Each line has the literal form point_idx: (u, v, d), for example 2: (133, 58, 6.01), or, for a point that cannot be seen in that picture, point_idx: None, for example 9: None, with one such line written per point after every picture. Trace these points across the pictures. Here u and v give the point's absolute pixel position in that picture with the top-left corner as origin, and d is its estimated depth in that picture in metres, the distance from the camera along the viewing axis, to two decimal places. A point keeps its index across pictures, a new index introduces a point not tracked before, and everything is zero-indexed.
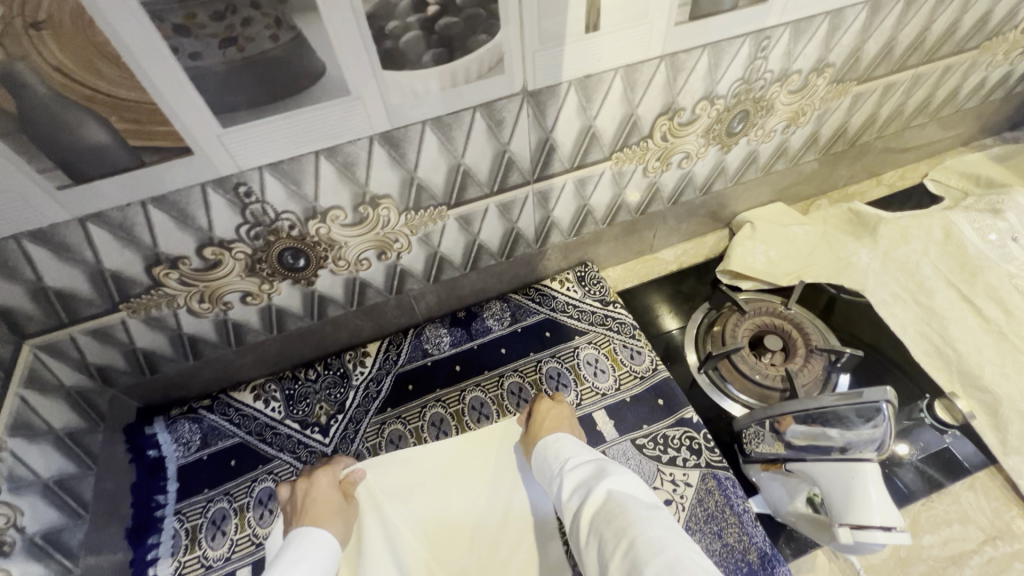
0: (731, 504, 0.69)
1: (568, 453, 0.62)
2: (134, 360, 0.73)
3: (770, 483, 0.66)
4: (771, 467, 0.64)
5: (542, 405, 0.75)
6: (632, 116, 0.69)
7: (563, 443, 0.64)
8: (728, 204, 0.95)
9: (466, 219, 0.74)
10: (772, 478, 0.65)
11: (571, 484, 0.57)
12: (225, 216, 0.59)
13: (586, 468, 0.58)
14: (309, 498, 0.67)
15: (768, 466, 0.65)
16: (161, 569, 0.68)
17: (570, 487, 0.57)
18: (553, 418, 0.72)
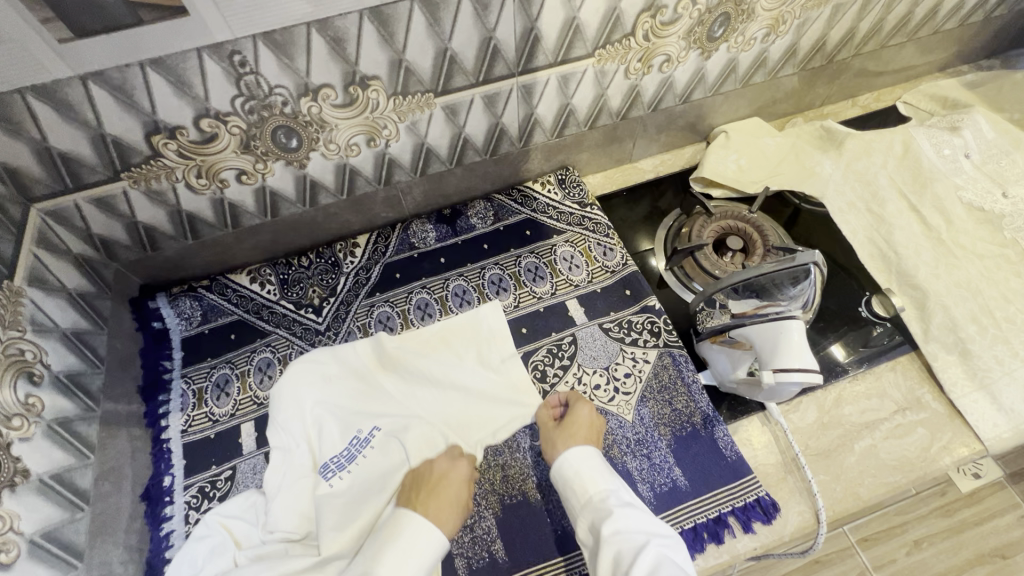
0: (683, 376, 0.78)
1: (609, 486, 0.63)
2: (135, 235, 0.77)
3: (716, 354, 0.74)
4: (717, 338, 0.72)
5: (577, 403, 0.72)
6: (616, 10, 0.72)
7: (606, 476, 0.63)
8: (706, 114, 0.99)
9: (453, 109, 0.77)
10: (717, 348, 0.73)
11: (617, 526, 0.58)
12: (220, 86, 0.62)
13: (638, 517, 0.58)
14: (440, 475, 0.68)
15: (715, 339, 0.73)
16: (172, 421, 0.76)
17: (615, 528, 0.57)
18: (590, 425, 0.69)
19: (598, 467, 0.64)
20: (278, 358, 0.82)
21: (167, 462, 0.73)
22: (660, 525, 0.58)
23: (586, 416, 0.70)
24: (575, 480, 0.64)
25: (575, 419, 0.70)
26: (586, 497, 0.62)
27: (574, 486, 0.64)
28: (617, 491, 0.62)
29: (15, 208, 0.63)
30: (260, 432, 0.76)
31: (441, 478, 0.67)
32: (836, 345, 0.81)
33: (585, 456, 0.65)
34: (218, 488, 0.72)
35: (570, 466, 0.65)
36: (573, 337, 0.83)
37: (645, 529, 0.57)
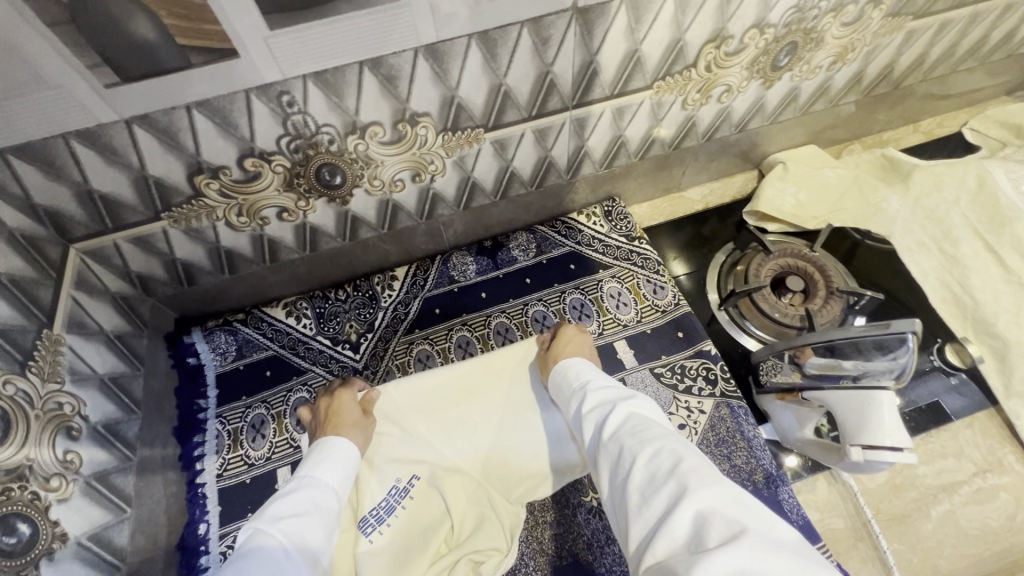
0: (744, 431, 0.73)
1: (588, 376, 0.61)
2: (173, 271, 0.75)
3: (784, 413, 0.69)
4: (785, 397, 0.67)
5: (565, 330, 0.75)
6: (680, 41, 0.67)
7: (587, 373, 0.61)
8: (761, 143, 0.94)
9: (502, 144, 0.73)
10: (786, 407, 0.68)
11: (592, 401, 0.55)
12: (267, 126, 0.59)
13: (608, 392, 0.55)
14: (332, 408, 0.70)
15: (782, 397, 0.68)
16: (207, 464, 0.74)
17: (590, 405, 0.55)
18: (574, 347, 0.71)
19: (582, 366, 0.64)
20: (315, 398, 0.80)
21: (202, 509, 0.71)
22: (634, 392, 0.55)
23: (569, 341, 0.72)
24: (561, 380, 0.64)
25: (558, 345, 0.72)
26: (574, 389, 0.61)
27: (559, 384, 0.64)
28: (592, 379, 0.60)
29: (54, 250, 0.61)
30: None
31: (334, 411, 0.69)
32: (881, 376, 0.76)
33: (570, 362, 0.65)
34: None
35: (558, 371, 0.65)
36: (623, 382, 0.78)
37: (613, 398, 0.54)
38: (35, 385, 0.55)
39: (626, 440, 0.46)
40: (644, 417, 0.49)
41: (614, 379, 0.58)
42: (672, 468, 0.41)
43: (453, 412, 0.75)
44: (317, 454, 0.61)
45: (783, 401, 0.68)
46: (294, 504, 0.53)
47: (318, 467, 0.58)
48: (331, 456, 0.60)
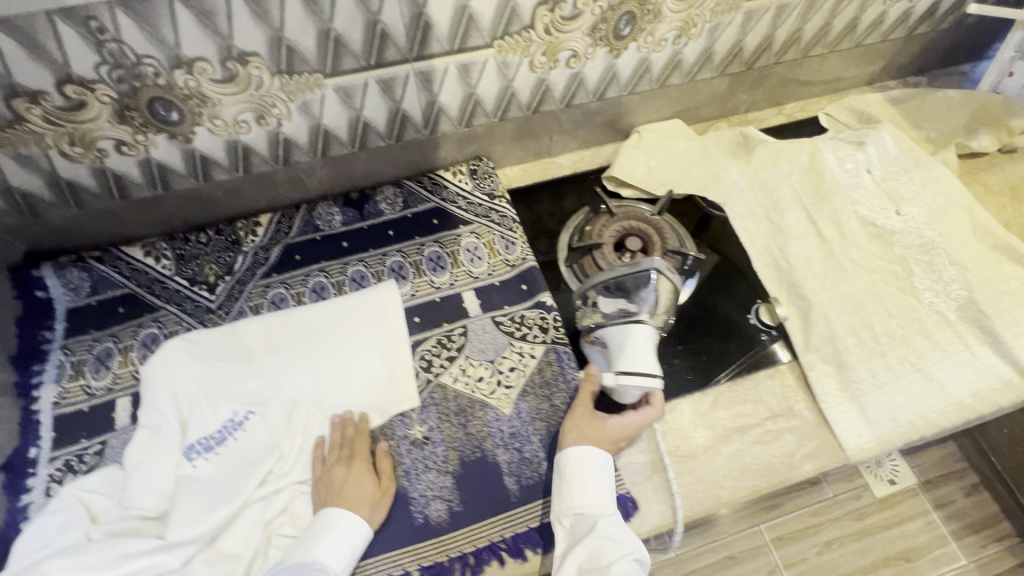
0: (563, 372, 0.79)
1: (602, 501, 0.65)
2: (11, 199, 0.75)
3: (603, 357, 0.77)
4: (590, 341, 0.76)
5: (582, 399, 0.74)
6: (510, 1, 0.71)
7: (604, 481, 0.67)
8: (624, 113, 0.98)
9: (347, 92, 0.76)
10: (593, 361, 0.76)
11: (598, 531, 0.63)
12: (81, 52, 0.60)
13: (605, 522, 0.64)
14: (344, 479, 0.69)
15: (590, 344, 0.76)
16: (45, 392, 0.76)
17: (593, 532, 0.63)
18: (625, 428, 0.72)
19: (604, 476, 0.68)
20: (164, 334, 0.81)
21: (35, 434, 0.73)
22: (612, 509, 0.66)
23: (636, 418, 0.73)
24: (574, 481, 0.67)
25: (615, 420, 0.72)
26: (574, 500, 0.66)
27: (562, 484, 0.68)
28: (590, 498, 0.66)
29: None
30: (135, 407, 0.76)
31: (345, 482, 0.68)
32: (781, 348, 0.83)
33: (584, 461, 0.68)
34: (84, 461, 0.72)
35: (574, 462, 0.68)
36: (464, 329, 0.83)
37: (608, 532, 0.63)
38: None
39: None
40: None
41: (610, 492, 0.67)
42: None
43: (298, 350, 0.80)
44: (314, 530, 0.65)
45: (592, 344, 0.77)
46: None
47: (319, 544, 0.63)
48: (338, 528, 0.65)
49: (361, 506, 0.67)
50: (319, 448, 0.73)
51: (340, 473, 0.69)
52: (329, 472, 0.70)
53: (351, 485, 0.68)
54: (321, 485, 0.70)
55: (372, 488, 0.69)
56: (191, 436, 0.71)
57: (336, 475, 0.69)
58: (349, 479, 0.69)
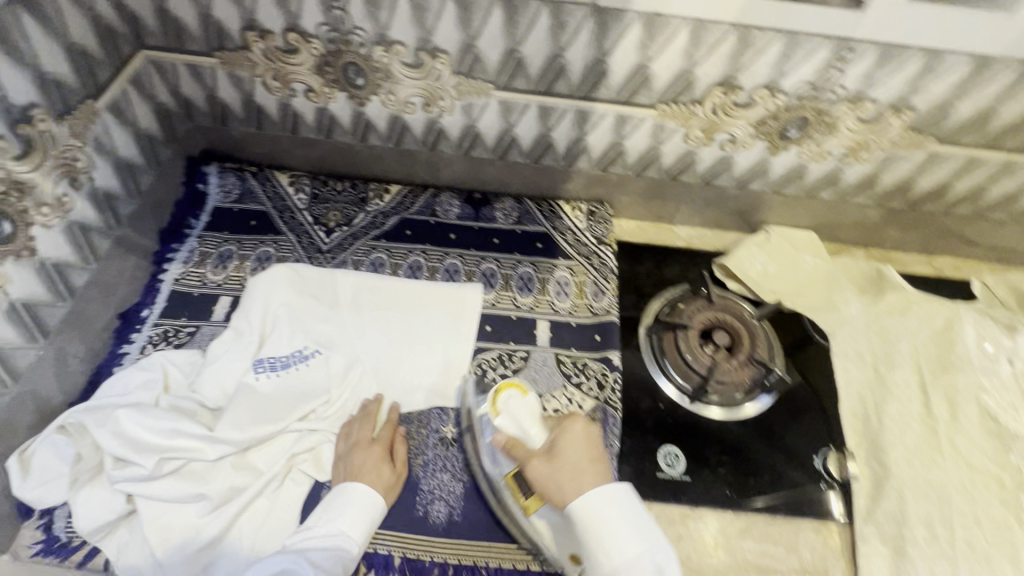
0: (495, 458, 0.71)
1: (636, 548, 0.55)
2: (212, 105, 0.88)
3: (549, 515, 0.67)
4: (527, 505, 0.67)
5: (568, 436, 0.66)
6: (689, 74, 0.72)
7: (634, 525, 0.57)
8: (760, 208, 0.95)
9: (507, 107, 0.81)
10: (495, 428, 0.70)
11: None
12: (313, 10, 0.70)
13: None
14: (360, 462, 0.71)
15: (529, 508, 0.67)
16: (172, 268, 0.87)
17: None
18: (582, 445, 0.65)
19: (626, 516, 0.57)
20: (277, 256, 0.91)
21: (152, 297, 0.84)
22: (659, 559, 0.55)
23: (582, 432, 0.66)
24: (593, 529, 0.57)
25: (564, 445, 0.65)
26: (614, 565, 0.55)
27: (592, 544, 0.56)
28: (623, 550, 0.55)
29: (125, 47, 0.75)
30: (231, 309, 0.85)
31: (363, 463, 0.71)
32: (836, 497, 0.76)
33: (598, 517, 0.57)
34: (177, 337, 0.82)
35: (587, 516, 0.57)
36: (526, 355, 0.84)
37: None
38: (61, 132, 0.67)
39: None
40: None
41: (656, 544, 0.56)
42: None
43: (376, 315, 0.86)
44: (336, 505, 0.67)
45: (531, 516, 0.67)
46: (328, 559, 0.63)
47: (341, 516, 0.66)
48: (357, 505, 0.67)
49: (379, 489, 0.69)
50: (347, 425, 0.76)
51: (358, 454, 0.72)
52: (348, 451, 0.73)
53: (367, 468, 0.70)
54: (338, 464, 0.72)
55: (388, 474, 0.71)
56: (263, 352, 0.79)
57: (354, 455, 0.72)
58: (368, 462, 0.71)
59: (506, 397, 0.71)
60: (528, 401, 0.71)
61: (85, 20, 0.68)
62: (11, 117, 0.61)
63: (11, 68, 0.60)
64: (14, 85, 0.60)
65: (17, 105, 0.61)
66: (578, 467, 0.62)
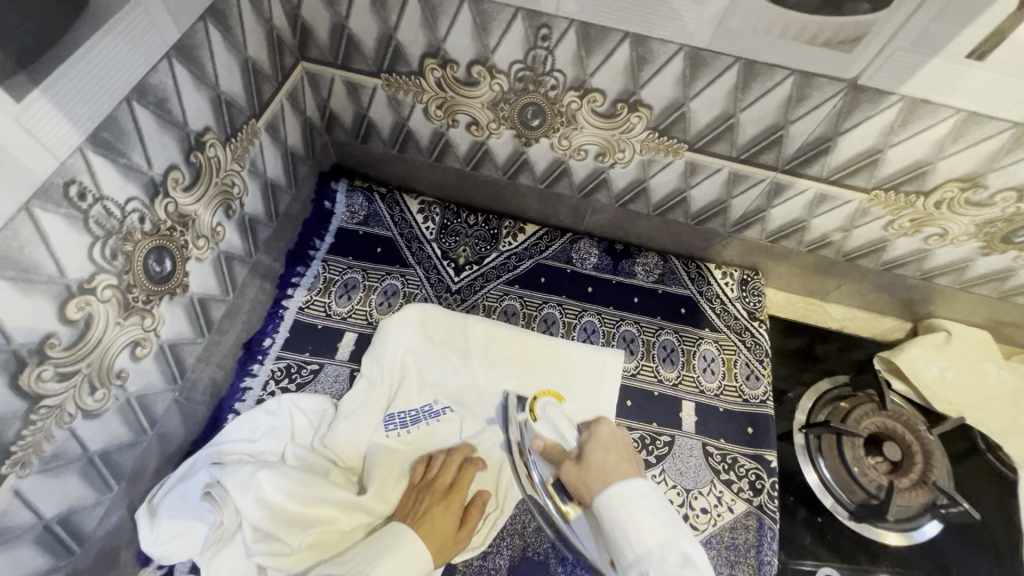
0: (536, 468, 0.64)
1: (671, 540, 0.49)
2: (357, 123, 0.80)
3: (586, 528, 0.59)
4: (564, 512, 0.60)
5: (594, 435, 0.60)
6: (928, 165, 0.63)
7: (664, 521, 0.50)
8: (936, 301, 0.85)
9: (694, 168, 0.72)
10: (529, 442, 0.65)
11: None
12: (512, 46, 0.61)
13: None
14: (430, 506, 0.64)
15: (568, 515, 0.60)
16: (296, 295, 0.81)
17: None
18: (612, 447, 0.59)
19: (652, 511, 0.50)
20: (404, 292, 0.84)
21: (275, 325, 0.78)
22: (691, 550, 0.48)
23: (611, 435, 0.60)
24: (619, 517, 0.50)
25: (595, 448, 0.58)
26: (640, 554, 0.49)
27: (617, 541, 0.50)
28: (652, 538, 0.49)
29: (289, 59, 0.68)
30: (357, 348, 0.79)
31: (430, 507, 0.64)
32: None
33: (624, 500, 0.51)
34: (301, 375, 0.76)
35: (613, 506, 0.51)
36: (670, 441, 0.77)
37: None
38: (225, 157, 0.60)
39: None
40: None
41: (684, 538, 0.49)
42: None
43: (508, 371, 0.77)
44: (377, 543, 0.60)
45: (568, 523, 0.60)
46: None
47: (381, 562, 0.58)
48: (404, 552, 0.59)
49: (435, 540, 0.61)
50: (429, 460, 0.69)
51: (430, 498, 0.65)
52: (421, 489, 0.66)
53: (433, 517, 0.63)
54: (406, 497, 0.65)
55: (451, 529, 0.63)
56: (393, 406, 0.73)
57: (426, 496, 0.65)
58: (437, 509, 0.64)
59: (545, 403, 0.70)
60: (565, 415, 0.70)
61: (262, 32, 0.61)
62: (188, 144, 0.54)
63: (195, 91, 0.53)
64: (195, 109, 0.54)
65: (194, 130, 0.54)
66: (604, 466, 0.56)
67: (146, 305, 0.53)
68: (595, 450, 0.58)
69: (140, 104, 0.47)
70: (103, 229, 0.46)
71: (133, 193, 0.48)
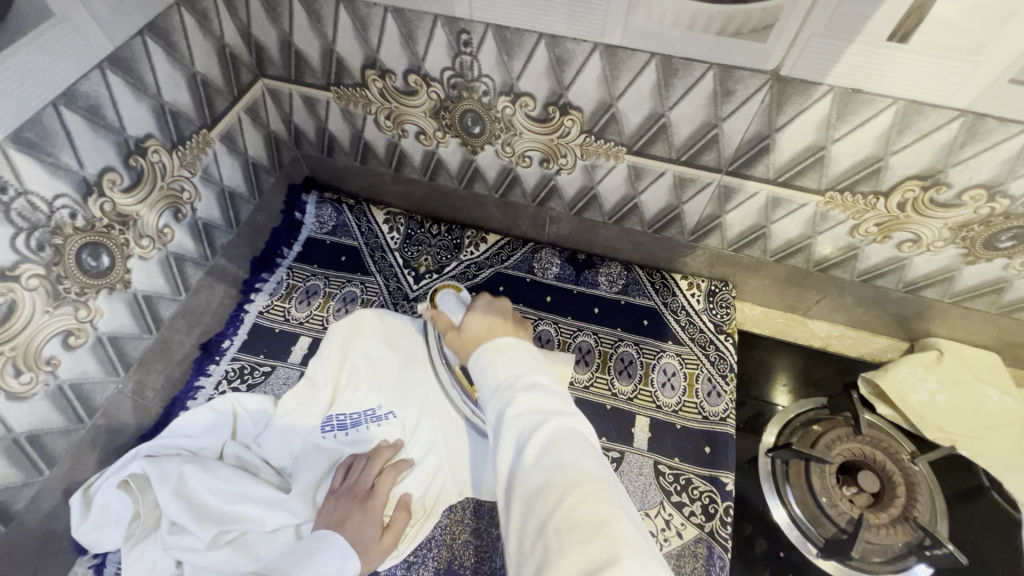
0: (444, 352, 0.72)
1: (529, 372, 0.45)
2: (320, 137, 0.84)
3: None
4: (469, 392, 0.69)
5: (478, 309, 0.58)
6: (880, 161, 0.58)
7: (525, 357, 0.47)
8: (931, 318, 0.77)
9: (637, 171, 0.70)
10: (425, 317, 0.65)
11: (518, 406, 0.42)
12: (439, 53, 0.63)
13: (538, 394, 0.43)
14: (347, 514, 0.62)
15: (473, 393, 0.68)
16: (258, 299, 0.84)
17: (517, 412, 0.42)
18: (494, 314, 0.56)
19: (515, 351, 0.47)
20: (362, 299, 0.85)
21: (234, 328, 0.81)
22: (546, 381, 0.45)
23: (491, 304, 0.58)
24: (480, 362, 0.48)
25: (472, 320, 0.56)
26: (496, 383, 0.46)
27: (477, 383, 0.47)
28: (501, 373, 0.46)
29: (247, 76, 0.73)
30: (309, 352, 0.80)
31: (346, 516, 0.62)
32: None
33: (490, 359, 0.47)
34: (252, 376, 0.77)
35: (478, 356, 0.48)
36: (618, 458, 0.72)
37: (542, 404, 0.43)
38: (173, 163, 0.65)
39: (562, 480, 0.37)
40: (577, 444, 0.40)
41: (536, 369, 0.46)
42: (601, 533, 0.34)
43: None
44: (304, 552, 0.60)
45: (474, 401, 0.68)
46: None
47: (306, 568, 0.58)
48: (327, 558, 0.59)
49: (358, 549, 0.60)
50: (353, 463, 0.67)
51: (350, 504, 0.63)
52: (343, 494, 0.65)
53: (352, 523, 0.62)
54: (326, 503, 0.64)
55: (372, 536, 0.62)
56: (333, 408, 0.72)
57: (344, 501, 0.63)
58: (356, 514, 0.62)
59: (443, 297, 0.66)
60: (463, 300, 0.66)
61: (212, 48, 0.66)
62: (127, 148, 0.58)
63: (133, 100, 0.58)
64: (133, 117, 0.58)
65: (133, 136, 0.59)
66: (479, 334, 0.54)
67: (80, 296, 0.57)
68: (474, 321, 0.56)
69: (69, 109, 0.51)
70: (27, 221, 0.50)
71: (62, 190, 0.53)
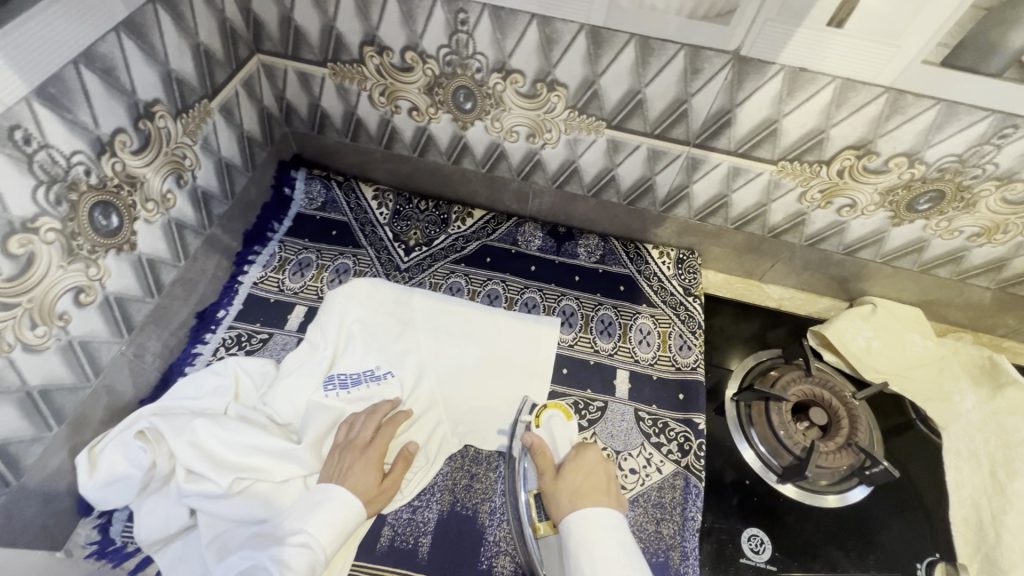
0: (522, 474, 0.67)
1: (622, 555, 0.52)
2: (312, 113, 0.87)
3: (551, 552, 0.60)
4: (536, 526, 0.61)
5: (584, 463, 0.63)
6: (822, 133, 0.68)
7: (623, 545, 0.53)
8: (865, 277, 0.88)
9: (615, 146, 0.77)
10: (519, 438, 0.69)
11: None
12: (437, 32, 0.68)
13: None
14: (346, 467, 0.65)
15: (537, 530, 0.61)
16: (251, 271, 0.85)
17: None
18: (593, 476, 0.61)
19: (618, 539, 0.53)
20: (354, 270, 0.88)
21: (229, 298, 0.82)
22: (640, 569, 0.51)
23: (596, 465, 0.63)
24: (580, 537, 0.53)
25: (575, 469, 0.62)
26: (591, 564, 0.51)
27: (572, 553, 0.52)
28: (595, 554, 0.52)
29: (244, 51, 0.76)
30: (305, 320, 0.83)
31: (347, 469, 0.65)
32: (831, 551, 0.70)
33: (588, 535, 0.53)
34: (250, 342, 0.79)
35: (581, 527, 0.54)
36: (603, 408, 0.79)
37: None
38: (176, 130, 0.67)
39: None
40: None
41: (627, 540, 0.54)
42: None
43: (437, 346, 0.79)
44: (309, 500, 0.62)
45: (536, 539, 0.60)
46: (295, 560, 0.57)
47: (311, 517, 0.60)
48: (332, 504, 0.61)
49: (360, 497, 0.63)
50: (352, 422, 0.70)
51: (349, 455, 0.66)
52: (345, 447, 0.67)
53: (353, 472, 0.64)
54: (328, 455, 0.67)
55: (373, 482, 0.65)
56: (335, 367, 0.74)
57: (346, 453, 0.66)
58: (357, 465, 0.65)
59: (551, 415, 0.71)
60: (568, 433, 0.70)
61: (214, 21, 0.68)
62: (137, 111, 0.61)
63: (144, 64, 0.60)
64: (143, 81, 0.60)
65: (143, 100, 0.61)
66: (578, 489, 0.59)
67: (91, 254, 0.59)
68: (574, 477, 0.61)
69: (88, 68, 0.53)
70: (47, 174, 0.52)
71: (79, 147, 0.55)
